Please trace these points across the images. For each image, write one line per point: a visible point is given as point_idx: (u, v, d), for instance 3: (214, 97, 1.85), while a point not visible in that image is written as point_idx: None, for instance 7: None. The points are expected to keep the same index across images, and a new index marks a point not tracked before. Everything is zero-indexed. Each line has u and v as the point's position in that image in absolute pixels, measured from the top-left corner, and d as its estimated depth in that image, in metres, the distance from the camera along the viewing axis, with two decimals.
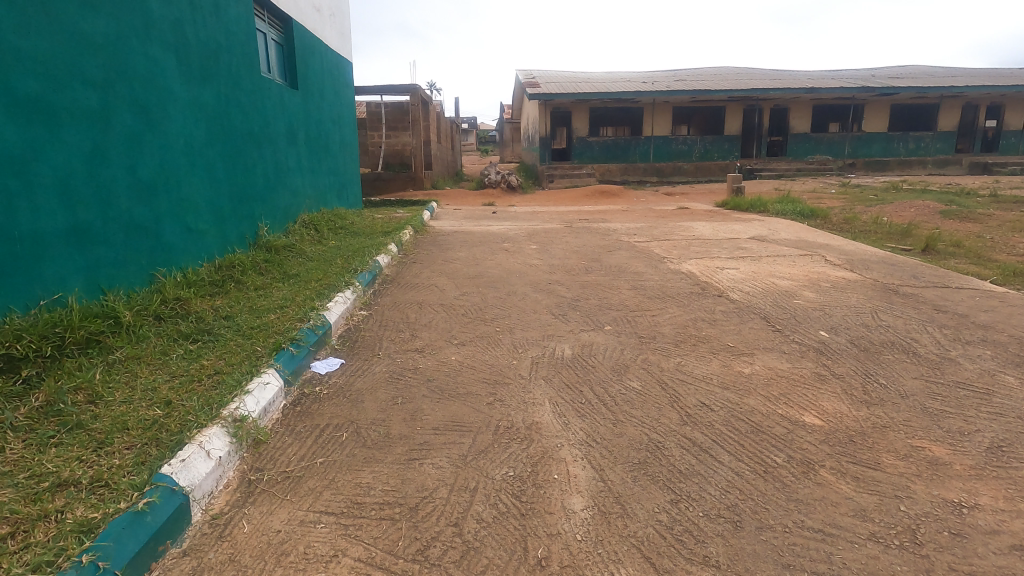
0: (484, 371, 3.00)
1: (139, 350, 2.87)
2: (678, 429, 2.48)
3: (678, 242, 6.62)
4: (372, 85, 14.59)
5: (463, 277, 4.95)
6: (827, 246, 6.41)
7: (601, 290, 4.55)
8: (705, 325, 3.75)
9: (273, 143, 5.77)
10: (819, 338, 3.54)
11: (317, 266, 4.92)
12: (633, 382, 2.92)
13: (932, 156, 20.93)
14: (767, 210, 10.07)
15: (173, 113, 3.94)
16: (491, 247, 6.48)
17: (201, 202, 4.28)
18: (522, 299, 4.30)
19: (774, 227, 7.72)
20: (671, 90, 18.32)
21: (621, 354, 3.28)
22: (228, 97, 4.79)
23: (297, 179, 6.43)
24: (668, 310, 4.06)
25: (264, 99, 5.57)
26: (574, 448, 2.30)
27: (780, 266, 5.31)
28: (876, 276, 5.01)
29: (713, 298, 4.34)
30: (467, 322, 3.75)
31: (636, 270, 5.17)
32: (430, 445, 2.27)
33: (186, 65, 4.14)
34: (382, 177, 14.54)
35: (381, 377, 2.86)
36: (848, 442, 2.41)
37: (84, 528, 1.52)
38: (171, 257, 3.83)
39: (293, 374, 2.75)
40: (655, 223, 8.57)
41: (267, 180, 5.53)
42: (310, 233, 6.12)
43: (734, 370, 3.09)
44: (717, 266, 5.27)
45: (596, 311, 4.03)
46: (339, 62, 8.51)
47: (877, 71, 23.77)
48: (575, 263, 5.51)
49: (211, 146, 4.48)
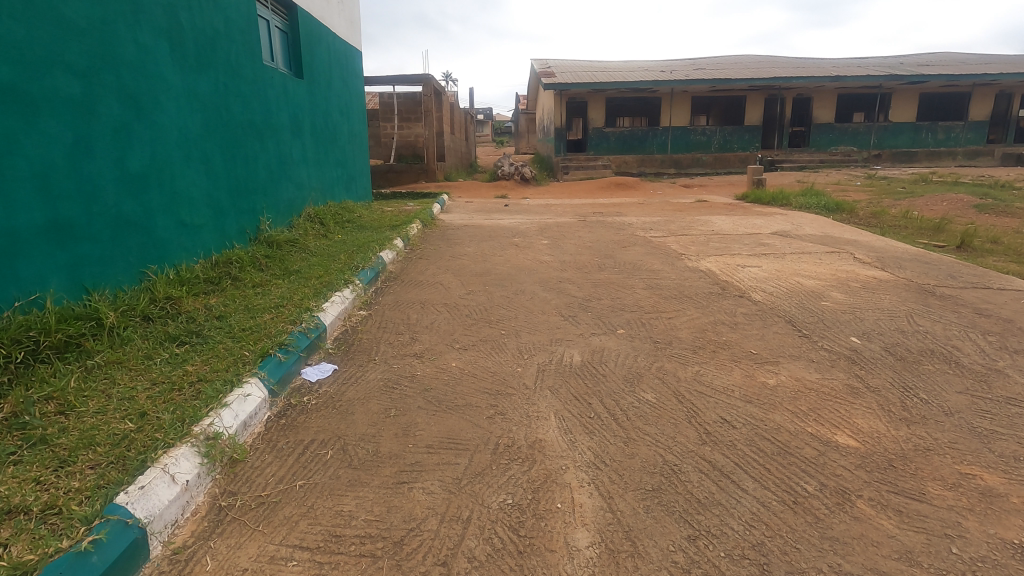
0: (485, 379, 2.79)
1: (121, 354, 2.73)
2: (696, 449, 2.25)
3: (697, 237, 6.34)
4: (385, 76, 14.40)
5: (470, 274, 4.74)
6: (854, 242, 6.08)
7: (614, 289, 4.30)
8: (725, 330, 3.50)
9: (277, 135, 5.59)
10: (850, 345, 3.27)
11: (320, 262, 4.80)
12: (647, 394, 2.69)
13: (963, 148, 20.18)
14: (789, 203, 9.69)
15: (167, 103, 3.76)
16: (501, 241, 6.24)
17: (198, 196, 4.12)
18: (530, 299, 4.07)
19: (798, 222, 7.39)
20: (690, 79, 17.84)
21: (634, 362, 3.05)
22: (229, 87, 4.61)
23: (302, 171, 6.27)
24: (686, 313, 3.81)
25: (267, 89, 5.37)
26: (580, 471, 2.09)
27: (805, 263, 5.01)
28: (911, 275, 4.68)
29: (734, 299, 4.08)
30: (470, 323, 3.55)
31: (651, 268, 4.92)
32: (422, 466, 2.07)
33: (182, 54, 3.95)
34: (395, 168, 14.38)
35: (375, 387, 2.67)
36: (887, 468, 2.16)
37: (18, 572, 1.35)
38: (164, 253, 3.67)
39: (281, 383, 2.54)
40: (673, 216, 8.26)
41: (269, 172, 5.36)
42: (315, 227, 5.98)
43: (758, 381, 2.84)
44: (738, 264, 4.99)
45: (608, 313, 3.79)
46: (348, 51, 8.31)
47: (906, 58, 22.97)
48: (588, 259, 5.27)
49: (210, 137, 4.30)
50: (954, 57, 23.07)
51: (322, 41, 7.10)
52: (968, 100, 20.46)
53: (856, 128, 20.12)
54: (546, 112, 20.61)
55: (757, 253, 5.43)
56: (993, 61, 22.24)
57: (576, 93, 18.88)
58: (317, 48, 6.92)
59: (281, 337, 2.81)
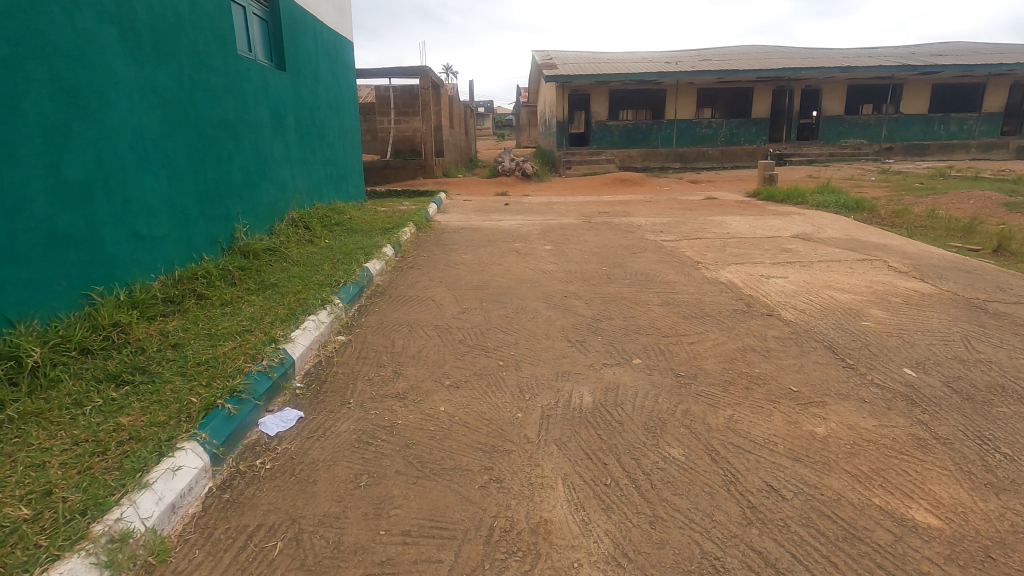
0: (479, 430, 2.33)
1: (42, 404, 2.29)
2: (741, 534, 1.80)
3: (712, 241, 5.87)
4: (380, 68, 13.87)
5: (465, 288, 4.29)
6: (883, 247, 5.60)
7: (626, 306, 3.83)
8: (757, 359, 3.04)
9: (254, 132, 5.10)
10: (905, 379, 2.81)
11: (300, 275, 4.36)
12: (674, 450, 2.23)
13: (977, 141, 19.61)
14: (805, 201, 9.20)
15: (117, 98, 3.29)
16: (500, 247, 5.78)
17: (158, 204, 3.65)
18: (532, 319, 3.61)
19: (818, 223, 6.91)
20: (696, 70, 17.27)
21: (655, 403, 2.58)
22: (195, 81, 4.13)
23: (286, 171, 5.81)
24: (710, 336, 3.34)
25: (242, 82, 4.88)
26: (597, 570, 1.64)
27: (835, 274, 4.54)
28: (955, 288, 4.20)
29: (762, 318, 3.62)
30: (464, 352, 3.09)
31: (666, 279, 4.45)
32: (394, 566, 1.62)
33: (136, 43, 3.47)
34: (392, 164, 13.85)
35: (346, 443, 2.21)
36: (985, 561, 1.71)
37: None
38: (114, 271, 3.21)
39: (228, 443, 2.09)
40: (684, 216, 7.76)
41: (246, 173, 4.88)
42: (299, 233, 5.52)
43: (804, 431, 2.38)
44: (761, 274, 4.52)
45: (621, 337, 3.33)
46: (337, 41, 7.81)
47: (918, 48, 22.37)
48: (595, 269, 4.80)
49: (173, 136, 3.83)
50: (967, 46, 22.46)
51: (308, 30, 6.61)
52: (982, 91, 19.85)
53: (867, 120, 19.54)
54: (548, 104, 20.04)
55: (780, 260, 4.96)
56: (1007, 50, 21.61)
57: (579, 85, 18.31)
58: (302, 38, 6.42)
59: (234, 382, 2.34)
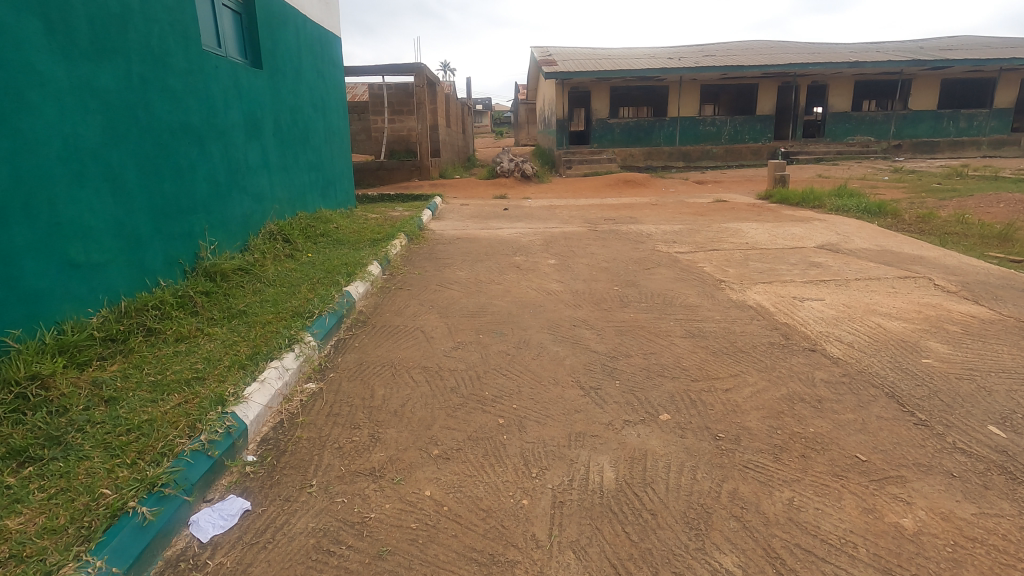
0: (474, 530, 1.81)
1: None
2: None
3: (731, 253, 5.36)
4: (374, 66, 13.33)
5: (460, 314, 3.77)
6: (920, 259, 5.09)
7: (644, 340, 3.32)
8: (809, 414, 2.53)
9: (224, 138, 4.58)
10: (995, 443, 2.30)
11: (273, 299, 3.84)
12: (727, 559, 1.71)
13: (987, 138, 19.10)
14: (822, 204, 8.69)
15: (40, 102, 2.76)
16: (500, 261, 5.25)
17: (100, 225, 3.13)
18: (537, 357, 3.10)
19: (842, 231, 6.40)
20: (701, 66, 16.74)
21: (695, 482, 2.07)
22: (148, 81, 3.60)
23: (263, 179, 5.28)
24: (747, 381, 2.83)
25: (207, 81, 4.35)
26: None
27: (875, 295, 4.04)
28: (1016, 312, 3.70)
29: (805, 355, 3.11)
30: (456, 406, 2.57)
31: (687, 302, 3.94)
32: None
33: (68, 37, 2.94)
34: (386, 164, 13.29)
35: (300, 556, 1.69)
36: None
37: None
38: (39, 309, 2.70)
39: (138, 566, 1.59)
40: (696, 223, 7.25)
41: (213, 183, 4.35)
42: (277, 248, 5.00)
43: (889, 525, 1.87)
44: (794, 297, 4.01)
45: (643, 382, 2.81)
46: (323, 36, 7.28)
47: (925, 43, 21.90)
48: (606, 289, 4.29)
49: (119, 145, 3.30)
50: (975, 41, 21.96)
51: (289, 24, 6.06)
52: (992, 86, 19.34)
53: (874, 117, 19.02)
54: (547, 101, 19.52)
55: (811, 278, 4.45)
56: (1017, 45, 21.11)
57: (579, 82, 17.77)
58: (282, 33, 5.88)
59: (152, 473, 1.82)
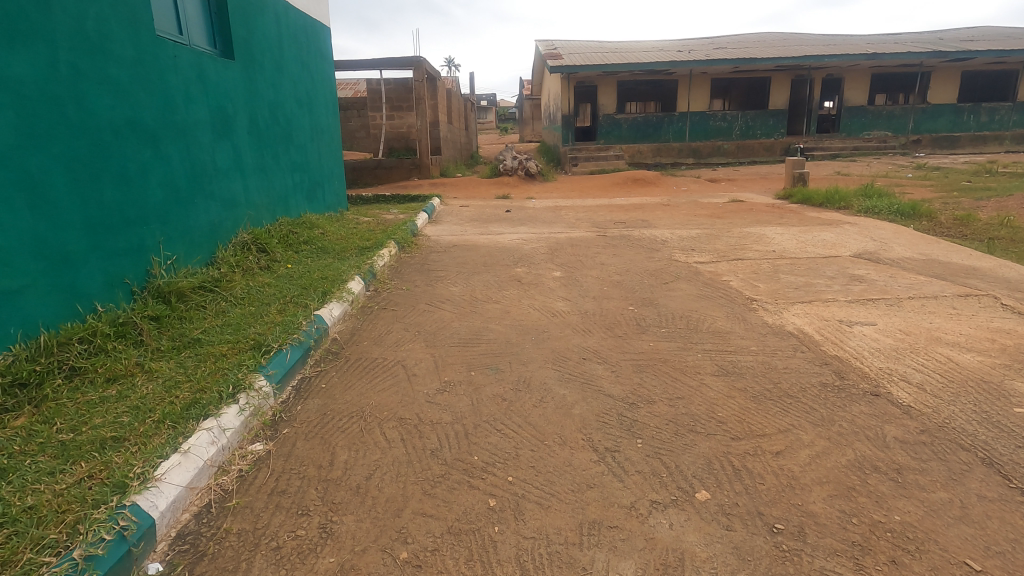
0: None
1: None
2: None
3: (759, 264, 4.77)
4: (371, 61, 12.78)
5: (450, 343, 3.22)
6: (974, 272, 4.49)
7: (669, 380, 2.75)
8: (891, 492, 1.96)
9: (186, 137, 4.04)
10: None
11: (234, 323, 3.29)
12: None
13: (1010, 132, 18.32)
14: (849, 205, 8.05)
15: None
16: (499, 273, 4.69)
17: (13, 244, 2.59)
18: (539, 404, 2.54)
19: (878, 236, 5.79)
20: (711, 59, 16.09)
21: None
22: (83, 72, 3.06)
23: (234, 183, 4.74)
24: (803, 439, 2.27)
25: (164, 73, 3.81)
26: None
27: (936, 318, 3.45)
28: None
29: (869, 401, 2.53)
30: (437, 479, 2.02)
31: (716, 328, 3.37)
32: None
33: None
34: (384, 163, 12.75)
35: None
36: None
37: None
38: None
39: None
40: (715, 227, 6.64)
41: (171, 189, 3.82)
42: (250, 260, 4.46)
43: None
44: (841, 320, 3.43)
45: (672, 443, 2.24)
46: (309, 25, 6.73)
47: (945, 34, 21.09)
48: (620, 310, 3.73)
49: (42, 148, 2.77)
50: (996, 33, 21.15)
51: (268, 13, 5.52)
52: (1016, 78, 18.55)
53: (892, 111, 18.29)
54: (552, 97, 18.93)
55: (857, 296, 3.86)
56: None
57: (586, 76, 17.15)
58: (259, 21, 5.33)
59: None
